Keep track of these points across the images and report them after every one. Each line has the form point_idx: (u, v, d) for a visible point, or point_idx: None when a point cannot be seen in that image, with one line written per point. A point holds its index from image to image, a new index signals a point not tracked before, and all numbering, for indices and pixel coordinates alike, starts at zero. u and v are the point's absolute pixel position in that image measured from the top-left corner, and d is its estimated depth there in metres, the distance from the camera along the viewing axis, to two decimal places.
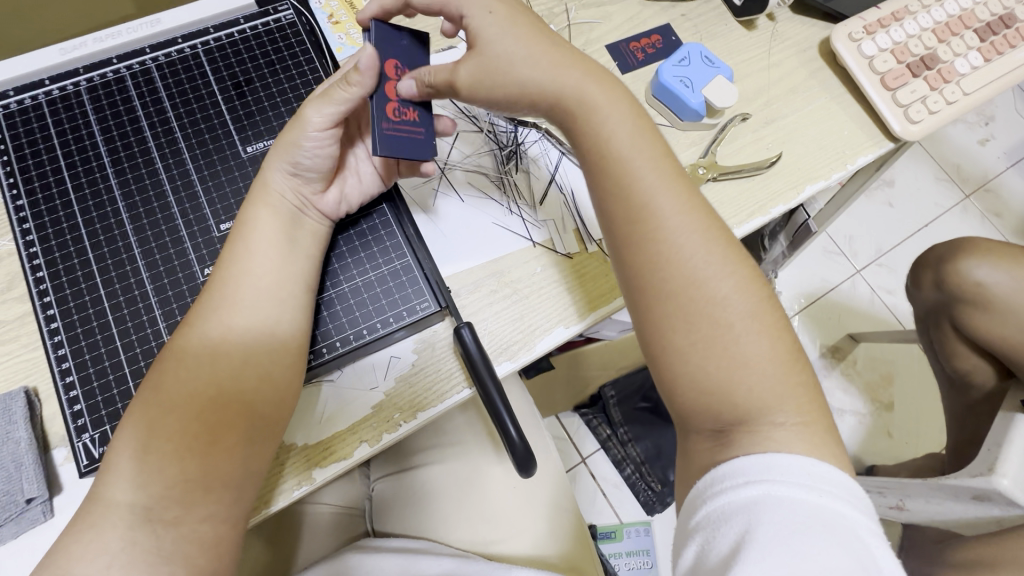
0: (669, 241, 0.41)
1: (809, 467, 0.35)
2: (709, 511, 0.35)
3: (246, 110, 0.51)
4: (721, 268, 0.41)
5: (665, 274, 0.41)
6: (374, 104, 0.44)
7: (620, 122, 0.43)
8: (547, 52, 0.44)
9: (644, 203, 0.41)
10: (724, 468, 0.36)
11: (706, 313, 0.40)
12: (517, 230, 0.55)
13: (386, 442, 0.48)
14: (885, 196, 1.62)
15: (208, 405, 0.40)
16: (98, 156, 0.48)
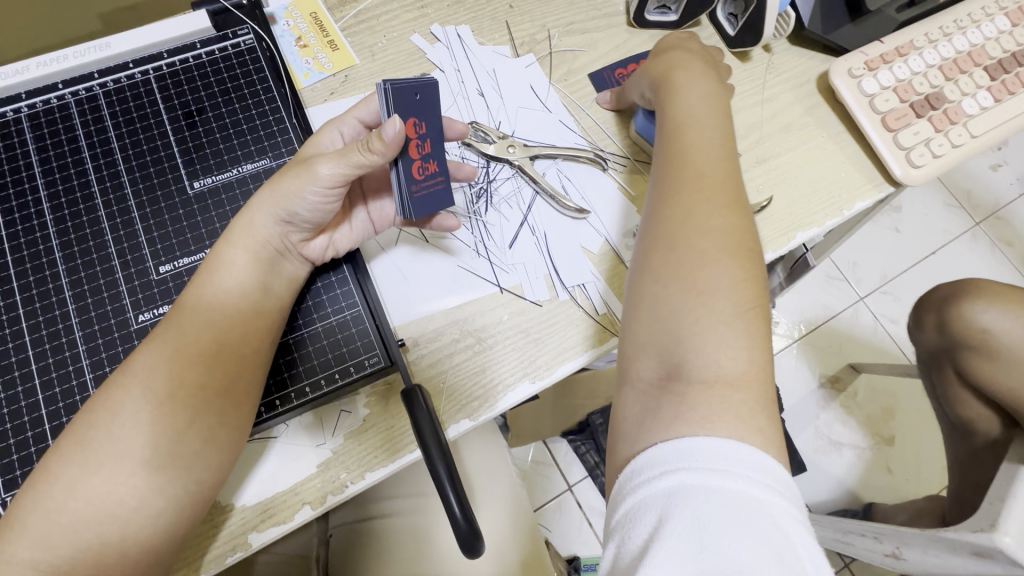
0: (694, 209, 0.41)
1: (731, 452, 0.32)
2: (629, 505, 0.33)
3: (197, 142, 0.48)
4: (735, 264, 0.39)
5: (680, 226, 0.40)
6: (400, 170, 0.43)
7: (702, 104, 0.47)
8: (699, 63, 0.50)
9: (687, 158, 0.43)
10: (645, 457, 0.34)
11: (700, 281, 0.38)
12: (484, 275, 0.51)
13: (329, 504, 0.45)
14: (892, 221, 1.57)
15: (145, 452, 0.37)
16: (35, 188, 0.45)
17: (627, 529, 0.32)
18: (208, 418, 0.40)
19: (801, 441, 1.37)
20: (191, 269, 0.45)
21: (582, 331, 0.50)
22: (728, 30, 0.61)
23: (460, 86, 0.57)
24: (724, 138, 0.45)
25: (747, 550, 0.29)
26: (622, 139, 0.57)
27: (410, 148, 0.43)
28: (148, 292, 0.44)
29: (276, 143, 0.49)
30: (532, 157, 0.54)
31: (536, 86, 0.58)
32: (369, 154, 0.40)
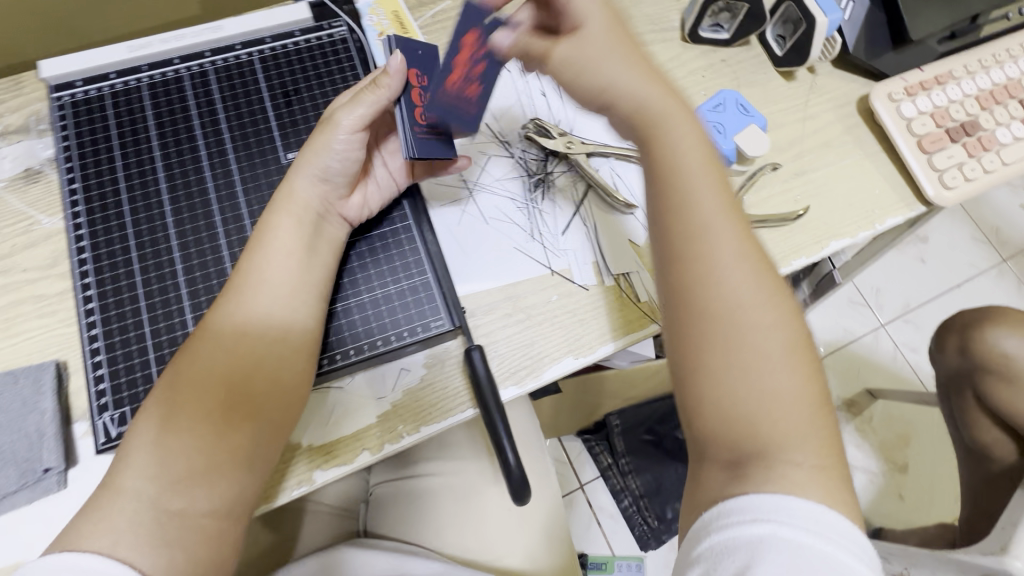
0: (716, 267, 0.40)
1: (822, 514, 0.34)
2: (709, 544, 0.34)
3: (292, 118, 0.54)
4: (772, 314, 0.39)
5: (712, 292, 0.39)
6: (443, 69, 0.45)
7: (690, 142, 0.44)
8: (631, 57, 0.45)
9: (698, 222, 0.41)
10: (733, 501, 0.35)
11: (752, 350, 0.38)
12: (537, 258, 0.56)
13: (386, 452, 0.49)
14: (918, 252, 1.58)
15: (204, 406, 0.41)
16: (151, 149, 0.51)
17: (710, 572, 0.33)
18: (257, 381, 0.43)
19: None
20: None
21: (626, 316, 0.54)
22: (776, 50, 0.65)
23: (525, 84, 0.62)
24: (701, 145, 0.44)
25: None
26: None
27: (461, 56, 0.46)
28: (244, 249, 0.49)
29: None
30: (588, 153, 0.59)
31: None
32: (378, 88, 0.48)
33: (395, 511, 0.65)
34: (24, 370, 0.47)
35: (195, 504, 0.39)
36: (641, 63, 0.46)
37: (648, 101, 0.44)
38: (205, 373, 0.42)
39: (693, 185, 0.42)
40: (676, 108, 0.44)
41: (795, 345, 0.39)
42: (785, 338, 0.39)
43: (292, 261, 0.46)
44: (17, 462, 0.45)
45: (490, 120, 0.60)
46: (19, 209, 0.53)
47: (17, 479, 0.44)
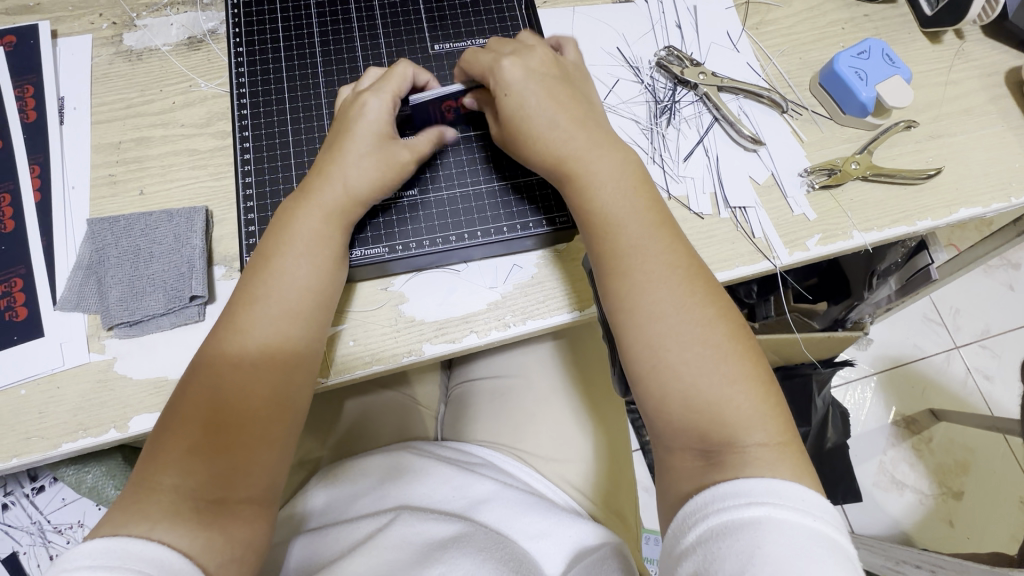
0: (642, 287, 0.44)
1: (803, 492, 0.37)
2: (710, 525, 0.37)
3: (440, 13, 0.58)
4: (686, 317, 0.44)
5: (642, 303, 0.44)
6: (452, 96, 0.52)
7: (609, 170, 0.47)
8: (551, 93, 0.48)
9: (643, 259, 0.45)
10: (727, 487, 0.38)
11: (681, 354, 0.43)
12: (655, 180, 0.56)
13: (493, 338, 0.51)
14: (1007, 278, 1.49)
15: (238, 401, 0.40)
16: (310, 32, 0.57)
17: (714, 549, 0.35)
18: (286, 368, 0.43)
19: (861, 471, 1.34)
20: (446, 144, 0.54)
21: (739, 247, 0.54)
22: (925, 10, 0.63)
23: (660, 15, 0.62)
24: (622, 172, 0.47)
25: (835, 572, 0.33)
26: (803, 90, 0.60)
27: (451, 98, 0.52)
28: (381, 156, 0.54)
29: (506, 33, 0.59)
30: (718, 87, 0.59)
31: (730, 29, 0.62)
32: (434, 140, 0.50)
33: (474, 413, 0.69)
34: (179, 210, 0.52)
35: (255, 475, 0.40)
36: (556, 90, 0.48)
37: (567, 136, 0.47)
38: (231, 365, 0.41)
39: (640, 231, 0.46)
40: (591, 141, 0.48)
41: (717, 344, 0.43)
42: (702, 332, 0.43)
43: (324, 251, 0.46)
44: (166, 289, 0.49)
45: (621, 45, 0.61)
46: (181, 72, 0.58)
47: (164, 303, 0.49)
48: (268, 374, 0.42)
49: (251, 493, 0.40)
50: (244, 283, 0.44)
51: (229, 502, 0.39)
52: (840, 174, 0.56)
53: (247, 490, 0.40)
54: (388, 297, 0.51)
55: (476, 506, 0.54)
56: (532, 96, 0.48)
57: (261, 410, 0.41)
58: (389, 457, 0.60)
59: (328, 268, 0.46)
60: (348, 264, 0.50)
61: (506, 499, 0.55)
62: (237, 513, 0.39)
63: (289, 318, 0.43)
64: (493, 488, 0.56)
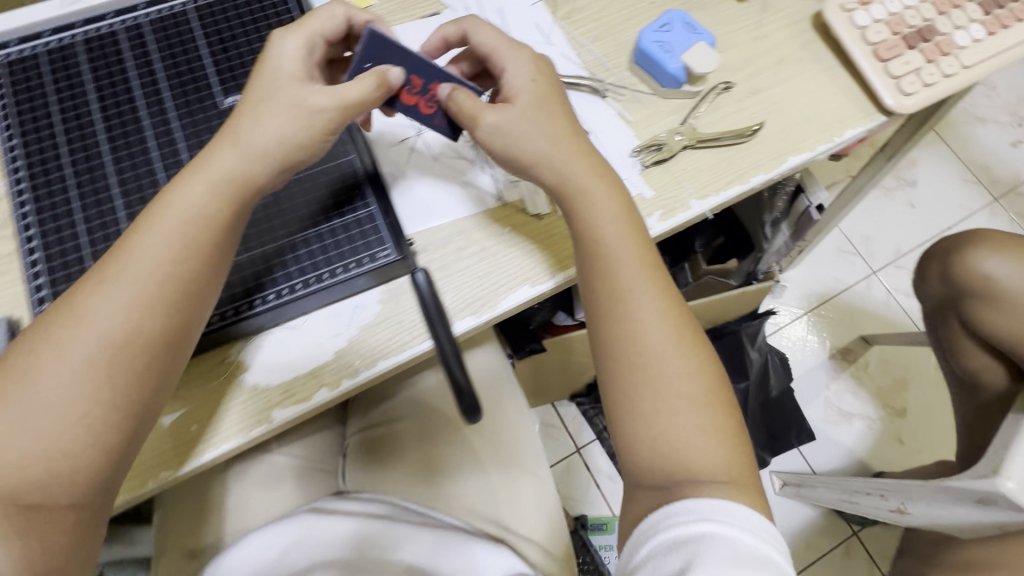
0: (635, 324, 0.46)
1: (737, 508, 0.40)
2: (659, 541, 0.40)
3: (229, 64, 0.53)
4: (667, 332, 0.46)
5: (609, 286, 0.47)
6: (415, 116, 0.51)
7: (613, 215, 0.48)
8: (566, 140, 0.49)
9: (625, 291, 0.47)
10: (677, 506, 0.41)
11: (642, 335, 0.46)
12: (488, 190, 0.55)
13: (344, 387, 0.49)
14: (907, 196, 1.57)
15: (75, 339, 0.38)
16: (91, 108, 0.51)
17: (663, 563, 0.38)
18: (135, 364, 0.39)
19: (810, 411, 1.37)
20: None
21: None
22: None
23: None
24: (619, 216, 0.49)
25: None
26: (620, 70, 0.60)
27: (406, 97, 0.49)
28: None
29: None
30: None
31: (541, 24, 0.62)
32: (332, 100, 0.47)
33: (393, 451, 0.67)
34: None
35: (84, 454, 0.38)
36: (581, 141, 0.50)
37: (569, 174, 0.48)
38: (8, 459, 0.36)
39: (635, 272, 0.47)
40: (598, 178, 0.49)
41: (676, 332, 0.46)
42: (686, 371, 0.45)
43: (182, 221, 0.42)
44: None
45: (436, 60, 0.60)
46: None
47: None
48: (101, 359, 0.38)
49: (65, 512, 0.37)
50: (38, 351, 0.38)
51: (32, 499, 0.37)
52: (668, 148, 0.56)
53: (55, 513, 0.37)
54: (227, 369, 0.49)
55: (388, 549, 0.52)
56: (515, 111, 0.49)
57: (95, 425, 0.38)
58: (310, 510, 0.56)
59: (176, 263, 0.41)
60: None
61: (406, 538, 0.53)
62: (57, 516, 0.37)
63: (89, 403, 0.38)
64: (395, 528, 0.54)
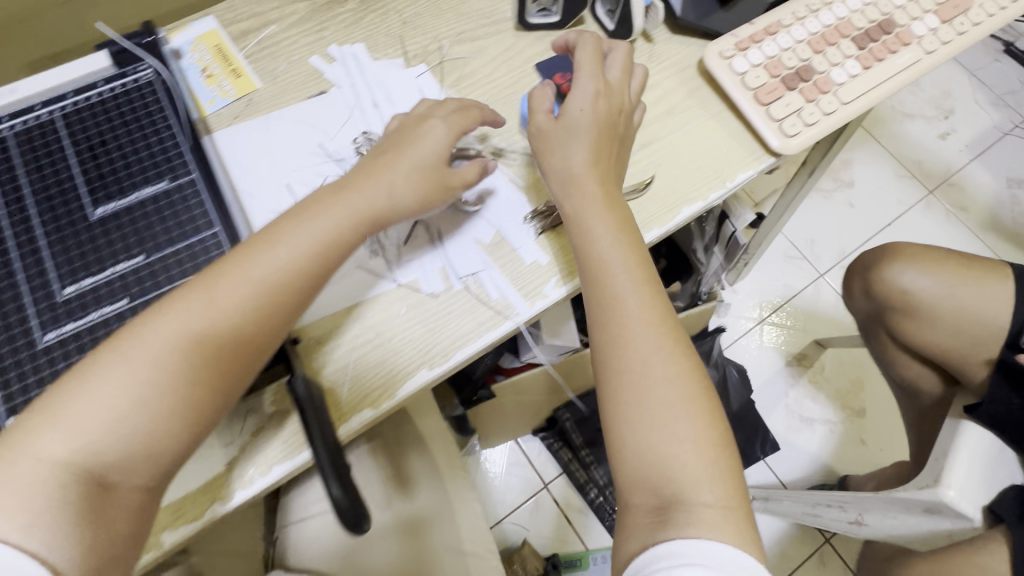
0: (623, 337, 0.50)
1: (715, 549, 0.43)
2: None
3: (99, 171, 0.51)
4: (658, 342, 0.50)
5: (615, 311, 0.50)
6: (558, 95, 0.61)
7: (604, 230, 0.52)
8: (590, 159, 0.54)
9: (612, 301, 0.51)
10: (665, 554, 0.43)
11: (636, 353, 0.49)
12: (380, 272, 0.54)
13: (236, 501, 0.47)
14: (845, 196, 1.61)
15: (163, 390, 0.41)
16: None
17: None
18: (182, 386, 0.42)
19: (772, 420, 1.38)
20: (117, 315, 0.47)
21: (477, 316, 0.53)
22: (608, 25, 0.65)
23: (358, 99, 0.61)
24: (619, 231, 0.53)
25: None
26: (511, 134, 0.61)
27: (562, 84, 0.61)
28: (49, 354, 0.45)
29: (173, 166, 0.52)
30: None
31: (427, 94, 0.62)
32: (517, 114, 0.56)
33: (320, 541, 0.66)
34: None
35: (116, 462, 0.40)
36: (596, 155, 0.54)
37: (579, 194, 0.53)
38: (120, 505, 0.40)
39: (625, 281, 0.51)
40: (605, 201, 0.53)
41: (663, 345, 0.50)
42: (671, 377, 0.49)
43: (260, 277, 0.44)
44: None
45: (323, 140, 0.59)
46: None
47: None
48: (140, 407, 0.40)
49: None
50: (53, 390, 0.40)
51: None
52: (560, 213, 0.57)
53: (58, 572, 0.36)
54: None
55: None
56: (568, 127, 0.55)
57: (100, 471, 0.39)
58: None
59: (253, 294, 0.44)
60: None
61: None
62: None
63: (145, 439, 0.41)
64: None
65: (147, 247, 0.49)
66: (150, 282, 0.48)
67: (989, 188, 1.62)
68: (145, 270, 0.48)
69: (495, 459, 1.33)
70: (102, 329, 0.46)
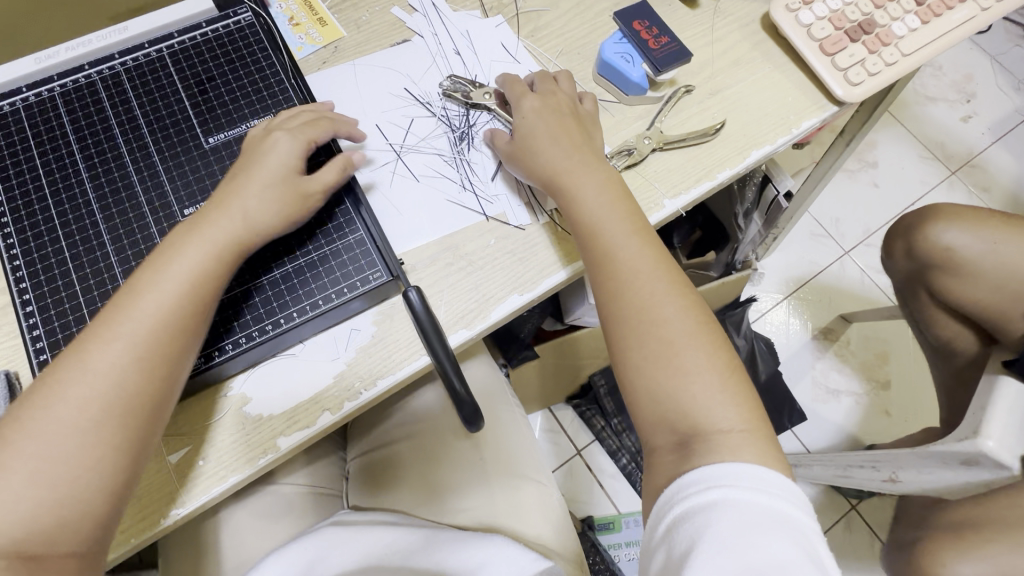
0: (628, 289, 0.51)
1: (761, 474, 0.43)
2: (676, 513, 0.43)
3: (208, 105, 0.54)
4: (660, 288, 0.51)
5: (615, 264, 0.52)
6: (637, 43, 0.63)
7: (595, 189, 0.54)
8: (565, 127, 0.56)
9: (608, 258, 0.52)
10: (695, 478, 0.44)
11: (637, 302, 0.51)
12: (471, 206, 0.57)
13: (346, 411, 0.50)
14: (870, 177, 1.63)
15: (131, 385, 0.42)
16: (74, 159, 0.52)
17: (689, 526, 0.41)
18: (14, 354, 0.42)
19: (799, 392, 1.41)
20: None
21: (562, 246, 0.56)
22: None
23: (440, 48, 0.64)
24: (606, 190, 0.54)
25: (785, 546, 0.39)
26: (586, 83, 0.64)
27: (641, 33, 0.63)
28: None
29: (278, 102, 0.55)
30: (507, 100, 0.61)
31: (505, 44, 0.65)
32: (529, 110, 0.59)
33: (394, 474, 0.69)
34: None
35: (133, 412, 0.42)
36: (571, 125, 0.57)
37: (564, 161, 0.55)
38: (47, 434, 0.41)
39: (620, 238, 0.53)
40: (587, 163, 0.55)
41: (673, 292, 0.51)
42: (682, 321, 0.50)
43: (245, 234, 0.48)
44: None
45: (407, 85, 0.62)
46: None
47: None
48: (113, 409, 0.41)
49: (71, 546, 0.40)
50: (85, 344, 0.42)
51: (44, 549, 0.39)
52: (636, 155, 0.59)
53: (63, 543, 0.39)
54: (230, 404, 0.50)
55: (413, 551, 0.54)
56: (548, 123, 0.56)
57: (89, 464, 0.40)
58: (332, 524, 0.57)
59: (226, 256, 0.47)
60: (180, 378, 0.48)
61: (435, 542, 0.55)
62: (52, 567, 0.39)
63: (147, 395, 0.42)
64: (417, 537, 0.57)
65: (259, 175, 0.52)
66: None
67: (1011, 170, 1.65)
68: None
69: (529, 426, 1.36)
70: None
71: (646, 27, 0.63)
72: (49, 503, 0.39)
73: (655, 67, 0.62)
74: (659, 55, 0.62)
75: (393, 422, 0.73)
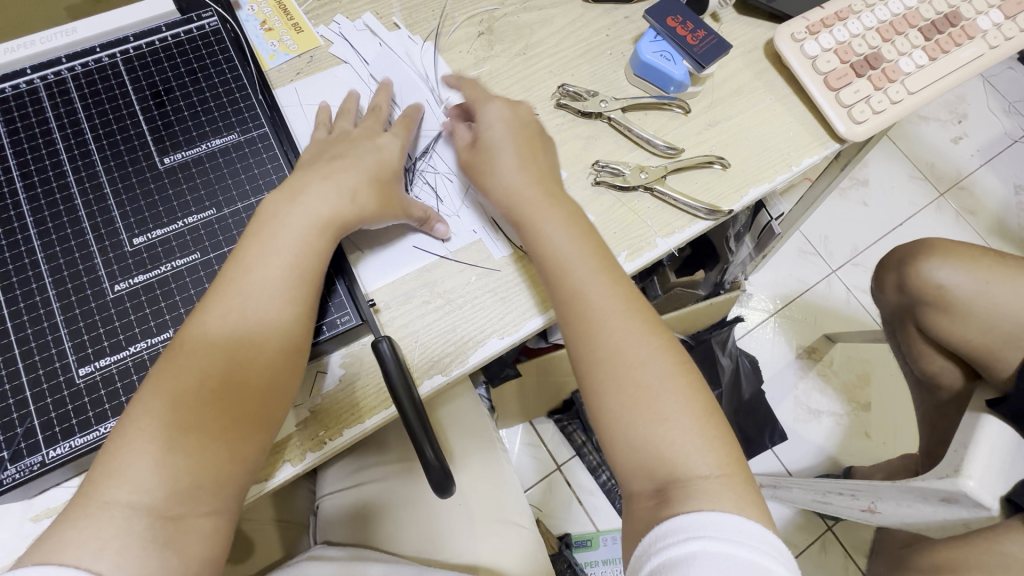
0: (613, 357, 0.46)
1: (740, 523, 0.39)
2: (654, 566, 0.39)
3: (166, 120, 0.50)
4: (643, 349, 0.46)
5: (586, 354, 0.47)
6: (676, 40, 0.59)
7: (563, 236, 0.50)
8: (521, 161, 0.52)
9: (584, 315, 0.48)
10: (674, 523, 0.40)
11: (618, 363, 0.46)
12: (440, 240, 0.53)
13: (309, 461, 0.47)
14: (860, 196, 1.62)
15: (290, 325, 0.43)
16: (11, 176, 0.46)
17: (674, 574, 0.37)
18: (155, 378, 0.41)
19: (781, 412, 1.41)
20: (189, 269, 0.46)
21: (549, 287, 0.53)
22: None
23: (387, 67, 0.59)
24: (575, 236, 0.50)
25: None
26: (594, 98, 0.60)
27: (678, 29, 0.60)
28: (120, 305, 0.44)
29: (243, 119, 0.51)
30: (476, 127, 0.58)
31: (450, 60, 0.60)
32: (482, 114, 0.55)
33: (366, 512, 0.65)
34: None
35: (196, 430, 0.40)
36: (527, 156, 0.53)
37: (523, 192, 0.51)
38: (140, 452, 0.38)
39: (593, 293, 0.48)
40: (548, 199, 0.51)
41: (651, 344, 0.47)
42: (675, 386, 0.45)
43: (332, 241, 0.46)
44: None
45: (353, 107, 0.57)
46: None
47: None
48: (224, 410, 0.41)
49: (225, 500, 0.40)
50: (185, 357, 0.41)
51: (165, 490, 0.38)
52: (623, 183, 0.57)
53: (206, 502, 0.39)
54: None
55: None
56: (502, 141, 0.53)
57: (244, 403, 0.41)
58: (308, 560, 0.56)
59: None
60: (96, 441, 0.41)
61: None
62: (189, 523, 0.39)
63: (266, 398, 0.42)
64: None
65: (218, 201, 0.48)
66: (222, 236, 0.47)
67: (998, 193, 1.65)
68: (216, 223, 0.47)
69: (510, 440, 1.33)
70: (174, 282, 0.45)
71: (682, 20, 0.60)
72: (201, 451, 0.39)
73: (699, 61, 0.59)
74: (704, 46, 0.59)
75: (370, 458, 0.70)
